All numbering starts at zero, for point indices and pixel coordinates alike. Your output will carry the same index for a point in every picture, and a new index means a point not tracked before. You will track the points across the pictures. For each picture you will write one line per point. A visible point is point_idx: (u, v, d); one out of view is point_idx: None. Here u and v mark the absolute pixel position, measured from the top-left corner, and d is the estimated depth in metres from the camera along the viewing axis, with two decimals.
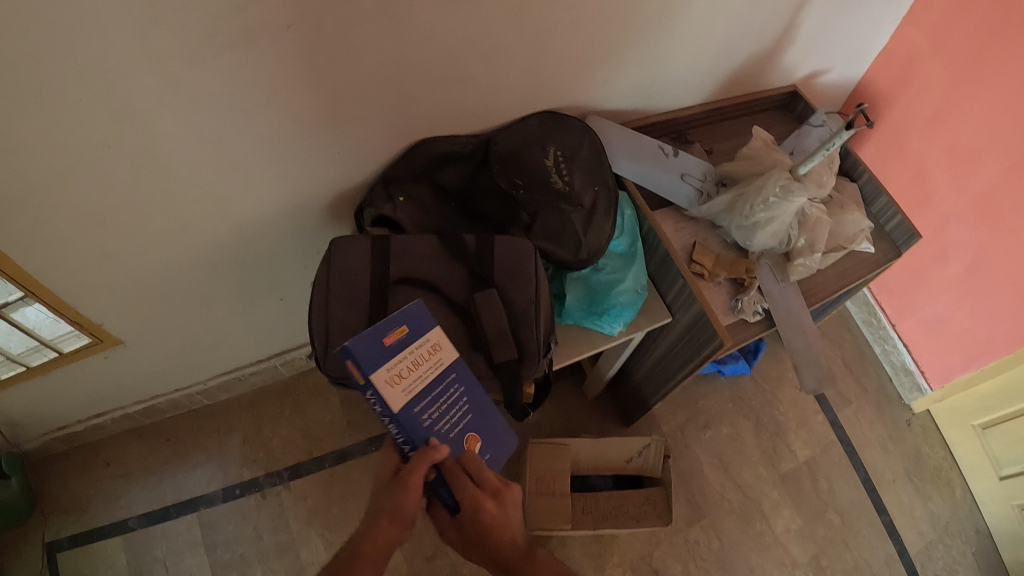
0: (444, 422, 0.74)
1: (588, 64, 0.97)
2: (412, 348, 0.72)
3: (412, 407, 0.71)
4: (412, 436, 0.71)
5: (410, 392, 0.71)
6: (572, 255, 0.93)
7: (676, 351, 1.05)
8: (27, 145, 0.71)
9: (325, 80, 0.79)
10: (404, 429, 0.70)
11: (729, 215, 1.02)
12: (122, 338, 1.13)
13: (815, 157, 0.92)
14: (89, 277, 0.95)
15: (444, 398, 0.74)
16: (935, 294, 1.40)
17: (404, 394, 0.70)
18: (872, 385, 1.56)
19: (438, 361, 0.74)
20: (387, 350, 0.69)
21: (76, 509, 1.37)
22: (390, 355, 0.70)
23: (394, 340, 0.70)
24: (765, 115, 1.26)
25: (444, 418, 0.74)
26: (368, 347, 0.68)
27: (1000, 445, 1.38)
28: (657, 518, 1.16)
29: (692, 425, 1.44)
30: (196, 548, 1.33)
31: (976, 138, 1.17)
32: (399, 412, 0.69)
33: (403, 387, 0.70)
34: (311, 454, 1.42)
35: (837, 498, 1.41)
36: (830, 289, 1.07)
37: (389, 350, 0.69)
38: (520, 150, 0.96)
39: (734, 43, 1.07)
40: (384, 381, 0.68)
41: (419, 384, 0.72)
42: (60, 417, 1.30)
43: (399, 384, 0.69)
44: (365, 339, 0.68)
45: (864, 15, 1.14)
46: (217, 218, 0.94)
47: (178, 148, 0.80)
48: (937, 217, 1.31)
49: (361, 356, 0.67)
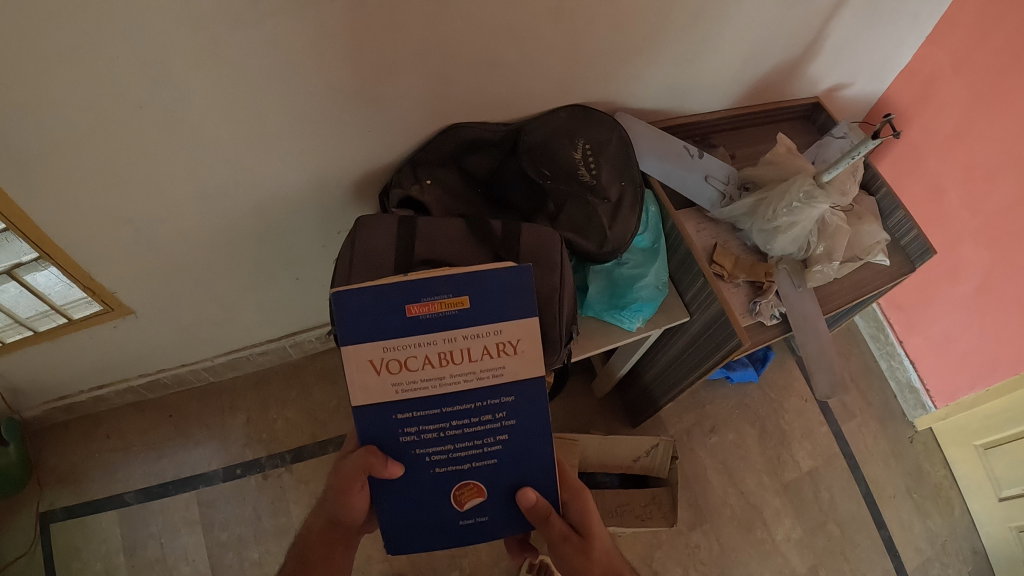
0: (426, 446, 0.65)
1: (621, 61, 0.98)
2: (433, 341, 0.62)
3: (389, 410, 0.64)
4: (375, 438, 0.64)
5: (394, 390, 0.63)
6: (597, 247, 0.94)
7: (691, 351, 1.06)
8: (64, 101, 0.71)
9: (362, 57, 0.80)
10: (363, 424, 0.64)
11: (751, 219, 1.03)
12: (133, 307, 1.12)
13: (840, 164, 0.93)
14: (109, 242, 0.95)
15: (437, 420, 0.64)
16: (944, 311, 1.41)
17: (392, 390, 0.63)
18: (877, 400, 1.56)
19: (462, 377, 0.63)
20: (396, 327, 0.61)
21: (72, 481, 1.35)
22: (397, 335, 0.61)
23: (416, 319, 0.61)
24: (787, 124, 1.28)
25: (427, 441, 0.65)
26: (371, 314, 0.61)
27: (1001, 466, 1.38)
28: (661, 518, 1.17)
29: (697, 430, 1.44)
30: (193, 527, 1.32)
31: (994, 159, 1.18)
32: (360, 403, 0.63)
33: (390, 379, 0.63)
34: (315, 438, 1.41)
35: (837, 510, 1.41)
36: (846, 297, 1.08)
37: (394, 329, 0.61)
38: (550, 142, 0.97)
39: (764, 50, 1.08)
40: (366, 361, 0.62)
41: (413, 388, 0.63)
42: (62, 386, 1.29)
43: (386, 374, 0.62)
44: (371, 301, 0.61)
45: (891, 31, 1.16)
46: (243, 189, 0.95)
47: (211, 115, 0.80)
48: (950, 235, 1.33)
49: (356, 319, 0.61)
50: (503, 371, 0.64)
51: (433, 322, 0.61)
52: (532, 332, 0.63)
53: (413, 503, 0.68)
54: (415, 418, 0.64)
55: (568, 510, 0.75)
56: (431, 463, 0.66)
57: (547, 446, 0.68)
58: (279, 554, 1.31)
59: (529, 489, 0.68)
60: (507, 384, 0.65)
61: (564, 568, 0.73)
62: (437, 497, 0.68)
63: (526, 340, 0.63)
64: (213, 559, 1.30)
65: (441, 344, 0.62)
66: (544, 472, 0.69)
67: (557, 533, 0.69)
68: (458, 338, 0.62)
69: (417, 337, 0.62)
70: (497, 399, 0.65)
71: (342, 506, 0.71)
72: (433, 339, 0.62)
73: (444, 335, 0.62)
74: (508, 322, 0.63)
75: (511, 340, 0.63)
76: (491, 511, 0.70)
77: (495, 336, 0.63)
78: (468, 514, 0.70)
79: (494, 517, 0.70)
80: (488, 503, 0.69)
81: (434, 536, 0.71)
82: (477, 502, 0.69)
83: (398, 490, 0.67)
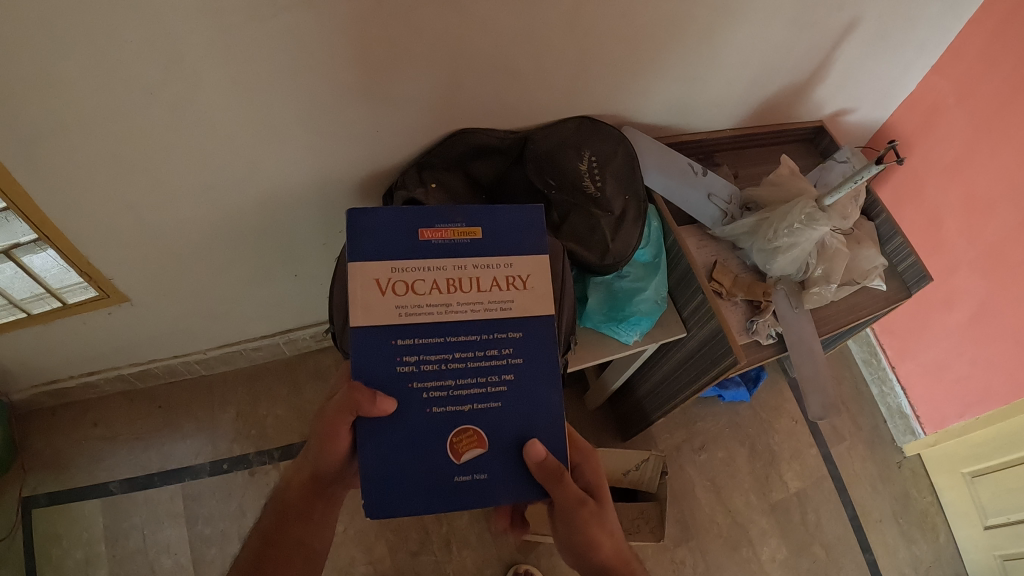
0: (423, 381, 0.64)
1: (630, 75, 0.99)
2: (441, 266, 0.66)
3: (390, 335, 0.64)
4: (370, 366, 0.63)
5: (398, 314, 0.64)
6: (599, 260, 0.94)
7: (687, 366, 1.06)
8: (73, 85, 0.72)
9: (372, 57, 0.80)
10: (360, 348, 0.63)
11: (752, 238, 1.04)
12: (130, 295, 1.11)
13: (842, 188, 0.94)
14: (109, 228, 0.95)
15: (437, 351, 0.64)
16: (936, 338, 1.42)
17: (395, 311, 0.64)
18: (866, 424, 1.57)
19: (469, 306, 0.65)
20: (407, 249, 0.66)
21: (57, 467, 1.34)
22: (409, 257, 0.66)
23: (428, 243, 0.66)
24: (790, 146, 1.29)
25: (425, 376, 0.64)
26: (386, 234, 0.66)
27: (987, 495, 1.39)
28: (649, 533, 1.17)
29: (687, 446, 1.44)
30: (176, 519, 1.31)
31: (992, 190, 1.20)
32: (361, 324, 0.63)
33: (394, 302, 0.64)
34: (304, 436, 1.40)
35: (823, 532, 1.42)
36: (842, 319, 1.09)
37: (406, 251, 0.66)
38: (557, 153, 0.98)
39: (771, 72, 1.10)
40: (373, 279, 0.64)
41: (416, 314, 0.64)
42: (52, 371, 1.28)
43: (390, 295, 0.64)
44: (385, 223, 0.66)
45: (897, 60, 1.17)
46: (248, 183, 0.95)
47: (219, 107, 0.80)
48: (947, 264, 1.34)
49: (371, 238, 0.65)
50: (511, 304, 0.66)
51: (444, 246, 0.66)
52: (541, 268, 0.68)
53: (403, 449, 0.64)
54: (413, 347, 0.64)
55: (579, 474, 0.72)
56: (427, 401, 0.64)
57: (554, 392, 0.66)
58: None
59: (537, 441, 0.64)
60: (514, 320, 0.66)
61: (576, 536, 0.68)
62: (432, 442, 0.64)
63: (534, 275, 0.68)
64: (195, 553, 1.29)
65: (449, 271, 0.66)
66: (554, 418, 0.66)
67: (571, 493, 0.65)
68: (467, 266, 0.66)
69: (428, 261, 0.66)
70: (501, 334, 0.66)
71: (323, 453, 0.69)
72: (443, 265, 0.66)
73: (456, 261, 0.66)
74: (519, 256, 0.68)
75: (521, 275, 0.67)
76: (492, 469, 0.65)
77: (505, 268, 0.67)
78: (464, 468, 0.64)
79: (495, 476, 0.65)
80: (488, 457, 0.65)
81: (426, 495, 0.64)
82: (476, 454, 0.65)
83: (388, 432, 0.63)
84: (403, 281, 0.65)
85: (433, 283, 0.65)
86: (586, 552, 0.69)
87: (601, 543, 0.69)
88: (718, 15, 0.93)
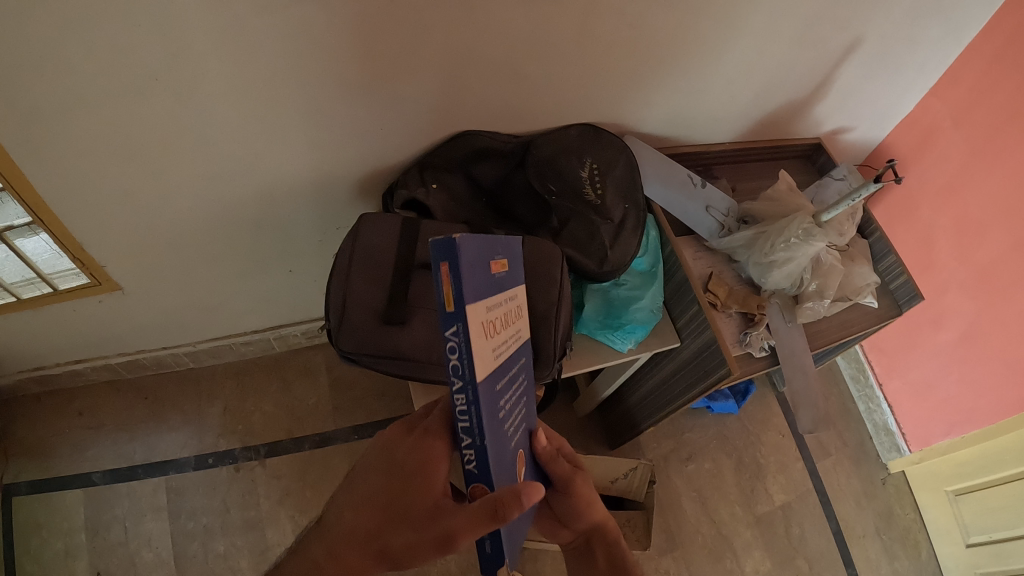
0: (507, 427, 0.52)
1: (634, 85, 0.99)
2: (501, 300, 0.51)
3: (491, 386, 0.47)
4: (486, 433, 0.45)
5: (493, 358, 0.47)
6: (597, 267, 0.94)
7: (678, 377, 1.07)
8: (77, 70, 0.71)
9: (377, 55, 0.80)
10: (484, 412, 0.44)
11: (748, 251, 1.05)
12: (122, 284, 1.10)
13: (839, 205, 0.94)
14: (105, 214, 0.94)
15: (510, 389, 0.54)
16: (924, 357, 1.44)
17: (493, 356, 0.47)
18: (852, 440, 1.58)
19: (514, 336, 0.55)
20: (488, 280, 0.47)
21: (39, 455, 1.32)
22: (489, 291, 0.47)
23: (495, 274, 0.49)
24: (788, 162, 1.30)
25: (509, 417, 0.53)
26: (475, 262, 0.44)
27: (970, 513, 1.41)
28: (635, 541, 1.18)
29: (675, 456, 1.45)
30: (159, 513, 1.29)
31: (984, 213, 1.22)
32: (481, 379, 0.44)
33: (489, 346, 0.47)
34: (291, 434, 1.39)
35: (807, 546, 1.43)
36: (833, 335, 1.10)
37: (488, 281, 0.47)
38: (558, 159, 0.98)
39: (773, 88, 1.11)
40: (479, 323, 0.44)
41: (500, 354, 0.50)
42: (38, 357, 1.26)
43: (489, 339, 0.46)
44: (477, 249, 0.44)
45: (896, 81, 1.19)
46: (247, 175, 0.94)
47: (223, 98, 0.80)
48: (938, 284, 1.37)
49: (471, 269, 0.42)
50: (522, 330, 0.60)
51: (500, 279, 0.51)
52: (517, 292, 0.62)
53: (506, 496, 0.51)
54: (502, 397, 0.51)
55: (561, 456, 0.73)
56: (509, 438, 0.53)
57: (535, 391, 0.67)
58: (245, 549, 1.28)
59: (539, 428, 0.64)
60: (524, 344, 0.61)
61: (572, 508, 0.71)
62: (513, 479, 0.54)
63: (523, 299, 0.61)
64: (177, 548, 1.27)
65: (504, 303, 0.52)
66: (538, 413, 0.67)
67: (565, 473, 0.67)
68: (507, 298, 0.54)
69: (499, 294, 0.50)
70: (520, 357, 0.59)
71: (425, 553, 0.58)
72: (501, 300, 0.51)
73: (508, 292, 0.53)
74: (517, 283, 0.59)
75: (519, 301, 0.59)
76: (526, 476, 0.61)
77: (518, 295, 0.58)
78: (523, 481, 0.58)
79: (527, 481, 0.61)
80: (527, 469, 0.60)
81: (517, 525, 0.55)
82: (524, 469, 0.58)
83: (501, 490, 0.49)
84: (492, 320, 0.48)
85: (500, 318, 0.51)
86: (581, 521, 0.72)
87: (596, 503, 0.72)
88: (722, 28, 0.94)
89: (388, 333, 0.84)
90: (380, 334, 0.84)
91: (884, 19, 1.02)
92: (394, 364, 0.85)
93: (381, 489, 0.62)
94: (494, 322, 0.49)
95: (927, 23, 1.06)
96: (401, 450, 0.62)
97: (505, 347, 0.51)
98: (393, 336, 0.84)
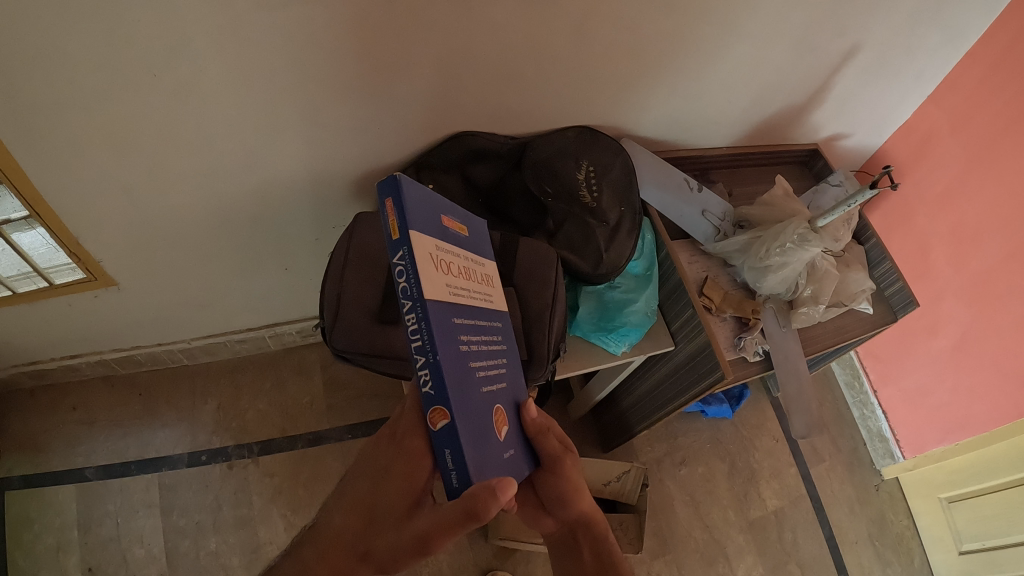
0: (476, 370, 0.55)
1: (632, 88, 1.00)
2: (459, 254, 0.58)
3: (448, 313, 0.52)
4: (440, 346, 0.49)
5: (448, 292, 0.53)
6: (591, 269, 0.95)
7: (672, 380, 1.07)
8: (76, 65, 0.71)
9: (374, 55, 0.80)
10: (435, 327, 0.49)
11: (743, 256, 1.05)
12: (117, 279, 1.10)
13: (835, 211, 0.95)
14: (100, 209, 0.93)
15: (478, 340, 0.57)
16: (919, 364, 1.45)
17: (446, 289, 0.53)
18: (846, 446, 1.59)
19: (481, 294, 0.60)
20: (439, 229, 0.56)
21: (32, 450, 1.31)
22: (440, 238, 0.55)
23: (447, 229, 0.58)
24: (785, 167, 1.31)
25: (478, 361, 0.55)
26: (422, 207, 0.54)
27: (963, 520, 1.41)
28: (628, 545, 1.17)
29: (668, 460, 1.45)
30: (152, 509, 1.29)
31: (980, 220, 1.23)
32: (431, 298, 0.50)
33: (444, 281, 0.53)
34: (285, 432, 1.39)
35: (799, 551, 1.43)
36: (827, 341, 1.10)
37: (438, 229, 0.56)
38: (554, 160, 0.98)
39: (770, 93, 1.11)
40: (427, 253, 0.52)
41: (459, 295, 0.55)
42: (33, 351, 1.26)
43: (442, 272, 0.53)
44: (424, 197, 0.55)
45: (895, 88, 1.19)
46: (244, 172, 0.94)
47: (221, 95, 0.80)
48: (933, 290, 1.37)
49: (416, 205, 0.53)
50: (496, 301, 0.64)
51: (457, 237, 0.59)
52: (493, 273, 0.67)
53: (476, 431, 0.52)
54: (466, 338, 0.54)
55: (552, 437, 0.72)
56: (479, 381, 0.55)
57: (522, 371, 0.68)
58: (237, 546, 1.28)
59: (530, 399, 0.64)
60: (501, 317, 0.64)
61: (560, 490, 0.70)
62: (488, 427, 0.54)
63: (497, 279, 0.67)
64: (168, 544, 1.27)
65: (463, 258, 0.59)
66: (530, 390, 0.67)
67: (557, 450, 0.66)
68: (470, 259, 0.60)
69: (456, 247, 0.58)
70: (495, 324, 0.62)
71: (409, 553, 0.61)
72: (460, 254, 0.58)
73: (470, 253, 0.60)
74: (487, 258, 0.65)
75: (491, 273, 0.65)
76: (515, 443, 0.61)
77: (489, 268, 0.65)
78: (508, 443, 0.59)
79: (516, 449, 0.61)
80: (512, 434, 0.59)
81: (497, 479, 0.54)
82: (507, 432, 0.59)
83: (468, 420, 0.51)
84: (445, 261, 0.55)
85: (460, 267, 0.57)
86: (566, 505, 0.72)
87: (584, 487, 0.72)
88: (721, 33, 0.94)
89: (381, 332, 0.85)
90: (374, 332, 0.84)
91: (883, 26, 1.03)
92: (388, 363, 0.85)
93: (366, 493, 0.64)
94: (451, 266, 0.55)
95: (925, 31, 1.07)
96: (384, 457, 0.63)
97: (467, 294, 0.57)
98: (387, 335, 0.85)
